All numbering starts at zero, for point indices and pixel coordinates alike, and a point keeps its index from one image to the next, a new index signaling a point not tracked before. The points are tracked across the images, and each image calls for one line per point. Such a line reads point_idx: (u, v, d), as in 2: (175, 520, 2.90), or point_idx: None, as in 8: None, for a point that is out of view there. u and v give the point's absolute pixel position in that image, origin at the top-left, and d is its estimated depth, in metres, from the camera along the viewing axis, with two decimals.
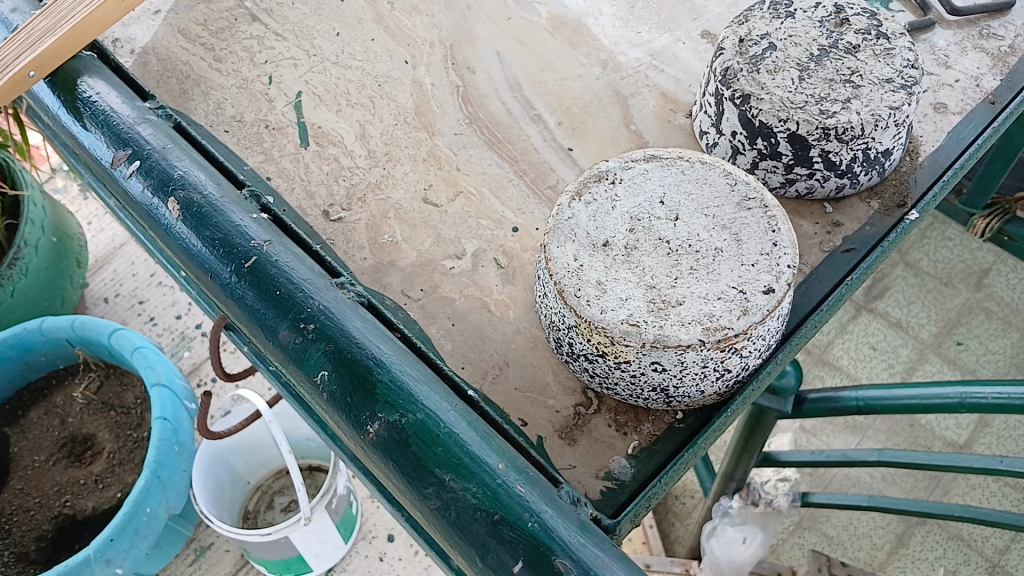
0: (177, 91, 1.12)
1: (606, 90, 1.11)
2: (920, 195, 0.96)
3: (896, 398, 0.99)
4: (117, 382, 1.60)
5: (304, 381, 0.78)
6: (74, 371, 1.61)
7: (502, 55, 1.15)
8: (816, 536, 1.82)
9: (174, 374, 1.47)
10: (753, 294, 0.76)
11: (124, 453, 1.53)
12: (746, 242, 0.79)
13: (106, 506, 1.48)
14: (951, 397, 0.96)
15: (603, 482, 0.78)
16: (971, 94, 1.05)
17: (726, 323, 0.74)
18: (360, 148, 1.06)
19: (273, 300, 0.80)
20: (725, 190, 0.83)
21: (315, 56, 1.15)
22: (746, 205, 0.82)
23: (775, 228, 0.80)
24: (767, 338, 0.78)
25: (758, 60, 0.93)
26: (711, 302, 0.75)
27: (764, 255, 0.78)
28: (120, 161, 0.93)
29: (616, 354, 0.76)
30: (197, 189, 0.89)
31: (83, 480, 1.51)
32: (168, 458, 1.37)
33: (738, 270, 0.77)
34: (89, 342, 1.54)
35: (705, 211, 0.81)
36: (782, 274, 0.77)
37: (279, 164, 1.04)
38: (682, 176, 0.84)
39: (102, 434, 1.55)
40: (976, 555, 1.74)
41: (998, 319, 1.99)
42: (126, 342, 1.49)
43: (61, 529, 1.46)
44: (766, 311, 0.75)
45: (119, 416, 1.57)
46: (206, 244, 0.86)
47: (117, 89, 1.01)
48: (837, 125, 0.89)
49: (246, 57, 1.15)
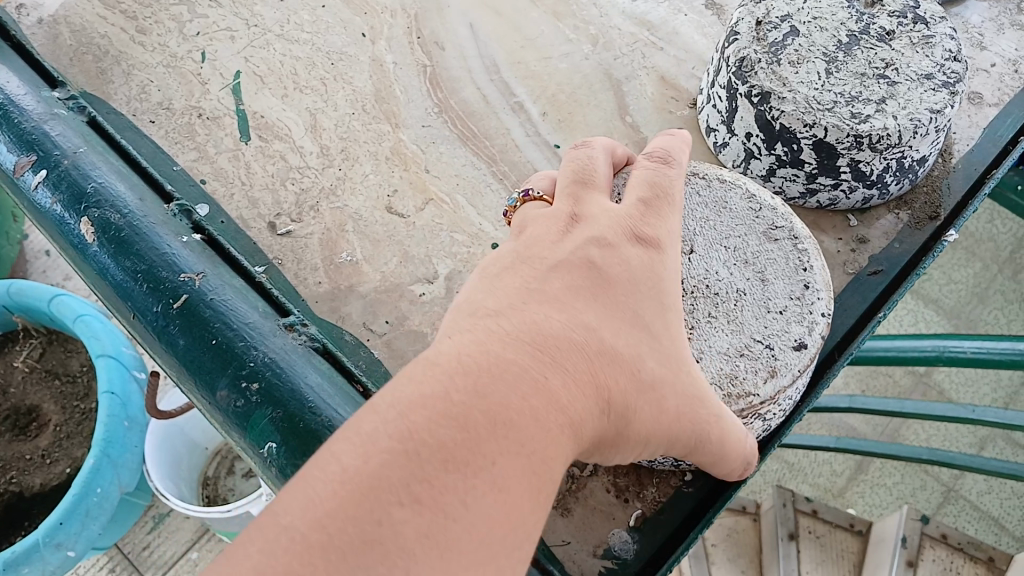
0: (94, 71, 0.95)
1: (596, 72, 0.96)
2: (956, 209, 0.84)
3: (871, 350, 0.83)
4: (61, 349, 1.37)
5: (248, 448, 0.68)
6: (14, 339, 1.38)
7: (476, 28, 1.00)
8: (778, 464, 1.80)
9: (122, 342, 1.28)
10: (782, 349, 0.64)
11: (72, 425, 1.32)
12: (772, 282, 0.67)
13: (55, 483, 1.26)
14: (927, 349, 0.80)
15: (601, 561, 0.69)
16: (1009, 82, 0.93)
17: (750, 388, 0.62)
18: (311, 143, 0.91)
19: (209, 351, 0.70)
20: (747, 217, 0.70)
21: (255, 27, 0.98)
22: (771, 236, 0.69)
23: (806, 266, 0.68)
24: (793, 397, 0.67)
25: (778, 49, 0.80)
26: (733, 361, 0.63)
27: (793, 300, 0.67)
28: (24, 168, 0.80)
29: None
30: (115, 206, 0.77)
31: (28, 455, 1.29)
32: (117, 435, 1.18)
33: (764, 318, 0.66)
34: (30, 308, 1.32)
35: (724, 243, 0.69)
36: (814, 326, 0.66)
37: (215, 164, 0.89)
38: (694, 198, 0.71)
39: (46, 406, 1.33)
40: (933, 481, 1.77)
41: (962, 249, 1.92)
42: (68, 308, 1.28)
43: (7, 506, 1.26)
44: (796, 371, 0.64)
45: (64, 385, 1.35)
46: (127, 276, 0.74)
47: (20, 74, 0.86)
48: (872, 132, 0.76)
49: (175, 28, 0.98)
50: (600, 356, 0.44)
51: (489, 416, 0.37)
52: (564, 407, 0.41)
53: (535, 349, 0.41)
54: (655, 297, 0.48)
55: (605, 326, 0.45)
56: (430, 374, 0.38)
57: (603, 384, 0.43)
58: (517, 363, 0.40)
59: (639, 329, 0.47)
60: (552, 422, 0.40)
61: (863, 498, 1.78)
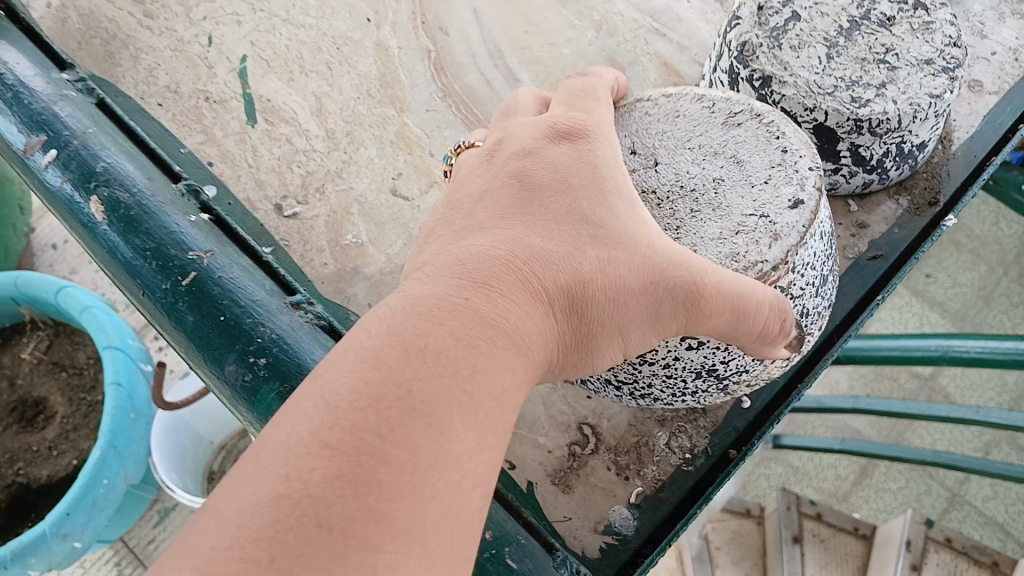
0: (102, 54, 0.97)
1: (599, 57, 0.97)
2: (955, 195, 0.86)
3: (874, 350, 0.92)
4: (68, 341, 1.43)
5: (255, 422, 0.70)
6: (20, 329, 1.45)
7: (481, 13, 1.00)
8: (781, 467, 1.81)
9: (128, 334, 1.31)
10: (778, 213, 0.60)
11: (78, 418, 1.38)
12: (749, 161, 0.62)
13: (62, 474, 1.33)
14: (930, 348, 0.88)
15: (602, 537, 0.69)
16: (1009, 70, 0.94)
17: (758, 257, 0.58)
18: (316, 126, 0.92)
19: (216, 327, 0.71)
20: (703, 113, 0.64)
21: (261, 11, 0.99)
22: (733, 121, 0.64)
23: (777, 134, 0.62)
24: (813, 254, 0.63)
25: (779, 33, 0.80)
26: (729, 242, 0.59)
27: (773, 168, 0.62)
28: (35, 148, 0.81)
29: (626, 375, 0.66)
30: (124, 186, 0.78)
31: (35, 446, 1.35)
32: (123, 425, 1.23)
33: (750, 194, 0.61)
34: (35, 300, 1.37)
35: (687, 144, 0.63)
36: (805, 180, 0.61)
37: (222, 147, 0.90)
38: (643, 117, 0.65)
39: (54, 397, 1.39)
40: (938, 486, 1.73)
41: (967, 251, 1.91)
42: (73, 300, 1.30)
43: (14, 498, 1.32)
44: (799, 227, 0.59)
45: (70, 377, 1.40)
46: (135, 254, 0.75)
47: (32, 59, 0.88)
48: (871, 116, 0.77)
49: (181, 13, 0.99)
50: (535, 258, 0.49)
51: (426, 322, 0.43)
52: (501, 300, 0.47)
53: (463, 277, 0.47)
54: (588, 189, 0.52)
55: (537, 232, 0.50)
56: (376, 306, 0.45)
57: (541, 277, 0.49)
58: (453, 282, 0.46)
59: (575, 224, 0.51)
60: (490, 317, 0.45)
61: (868, 502, 1.75)
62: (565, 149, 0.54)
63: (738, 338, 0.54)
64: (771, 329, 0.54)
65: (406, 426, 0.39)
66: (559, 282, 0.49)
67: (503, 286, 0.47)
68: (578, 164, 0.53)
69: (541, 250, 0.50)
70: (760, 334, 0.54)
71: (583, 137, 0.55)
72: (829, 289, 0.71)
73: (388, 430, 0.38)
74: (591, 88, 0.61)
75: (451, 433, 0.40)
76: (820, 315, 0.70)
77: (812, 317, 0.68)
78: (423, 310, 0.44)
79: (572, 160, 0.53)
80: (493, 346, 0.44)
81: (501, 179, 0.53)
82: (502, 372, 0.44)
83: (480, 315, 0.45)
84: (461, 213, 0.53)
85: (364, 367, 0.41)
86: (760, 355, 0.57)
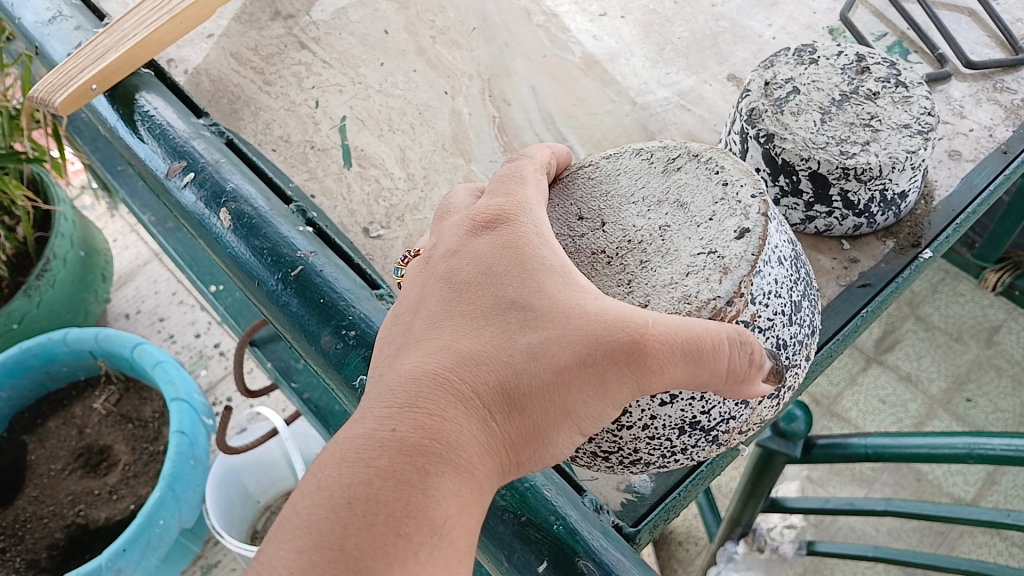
0: (228, 110, 1.35)
1: (635, 125, 1.28)
2: (934, 236, 1.06)
3: (905, 446, 0.97)
4: (137, 396, 1.78)
5: (344, 384, 0.85)
6: (93, 384, 1.80)
7: (537, 90, 1.34)
8: None
9: (193, 390, 1.61)
10: (725, 245, 0.69)
11: (139, 466, 1.71)
12: (692, 202, 0.73)
13: (118, 517, 1.65)
14: (958, 446, 0.91)
15: (624, 494, 0.90)
16: (984, 144, 1.15)
17: (708, 294, 0.67)
18: (399, 171, 1.26)
19: (318, 308, 0.88)
20: (644, 167, 0.77)
21: (358, 84, 1.36)
22: (673, 167, 0.75)
23: (716, 169, 0.73)
24: (773, 281, 0.70)
25: (782, 102, 0.97)
26: (683, 284, 0.68)
27: (718, 205, 0.72)
28: (175, 172, 1.01)
29: (610, 443, 0.76)
30: (248, 202, 0.96)
31: (97, 491, 1.68)
32: (183, 471, 1.51)
33: (697, 233, 0.71)
34: (110, 353, 1.71)
35: (631, 199, 0.75)
36: (750, 211, 0.70)
37: (322, 183, 1.25)
38: (587, 182, 0.78)
39: (118, 446, 1.74)
40: None
41: (1008, 377, 2.04)
42: (149, 356, 1.65)
43: (73, 537, 1.62)
44: (747, 256, 0.68)
45: (136, 429, 1.75)
46: (255, 252, 0.93)
47: (172, 105, 1.09)
48: (856, 166, 0.93)
49: (294, 82, 1.37)
50: (466, 362, 0.61)
51: (374, 442, 0.56)
52: (438, 407, 0.58)
53: (403, 407, 0.58)
54: (508, 278, 0.64)
55: (468, 334, 0.62)
56: (339, 430, 0.59)
57: (476, 380, 0.60)
58: (397, 397, 0.59)
59: (502, 316, 0.62)
60: (431, 423, 0.57)
61: None
62: (485, 241, 0.67)
63: (707, 381, 0.59)
64: (739, 365, 0.59)
65: (373, 537, 0.51)
66: (493, 379, 0.60)
67: (441, 393, 0.59)
68: (497, 253, 0.65)
69: (472, 355, 0.61)
70: (729, 373, 0.59)
71: (503, 224, 0.67)
72: (808, 316, 0.77)
73: (352, 546, 0.51)
74: (520, 168, 0.73)
75: (408, 551, 0.52)
76: (801, 344, 0.76)
77: (792, 346, 0.74)
78: (371, 434, 0.56)
79: (492, 251, 0.66)
80: (435, 451, 0.56)
81: (438, 284, 0.66)
82: (449, 476, 0.55)
83: (420, 425, 0.57)
84: (411, 322, 0.65)
85: (323, 501, 0.53)
86: (742, 392, 0.61)
